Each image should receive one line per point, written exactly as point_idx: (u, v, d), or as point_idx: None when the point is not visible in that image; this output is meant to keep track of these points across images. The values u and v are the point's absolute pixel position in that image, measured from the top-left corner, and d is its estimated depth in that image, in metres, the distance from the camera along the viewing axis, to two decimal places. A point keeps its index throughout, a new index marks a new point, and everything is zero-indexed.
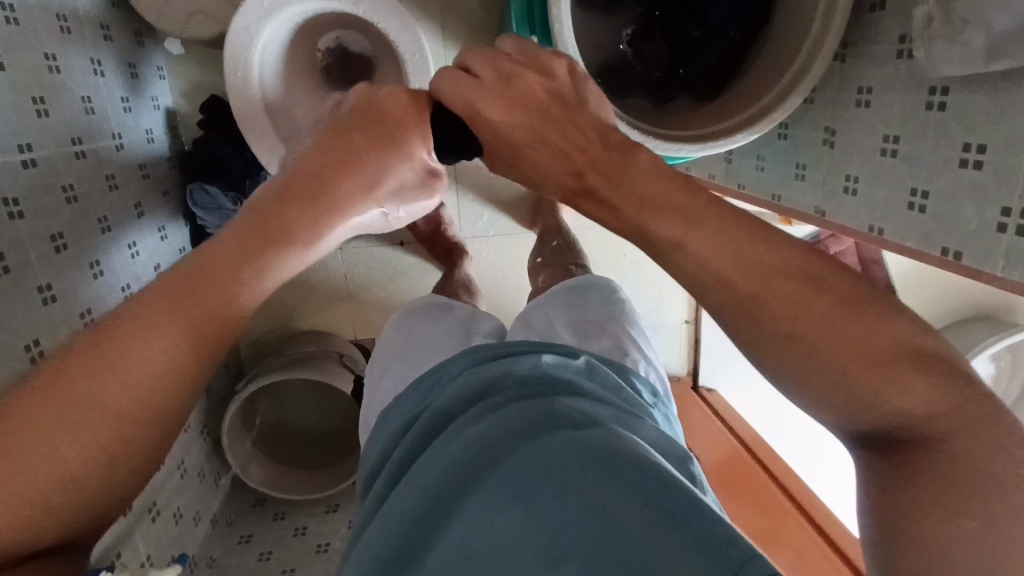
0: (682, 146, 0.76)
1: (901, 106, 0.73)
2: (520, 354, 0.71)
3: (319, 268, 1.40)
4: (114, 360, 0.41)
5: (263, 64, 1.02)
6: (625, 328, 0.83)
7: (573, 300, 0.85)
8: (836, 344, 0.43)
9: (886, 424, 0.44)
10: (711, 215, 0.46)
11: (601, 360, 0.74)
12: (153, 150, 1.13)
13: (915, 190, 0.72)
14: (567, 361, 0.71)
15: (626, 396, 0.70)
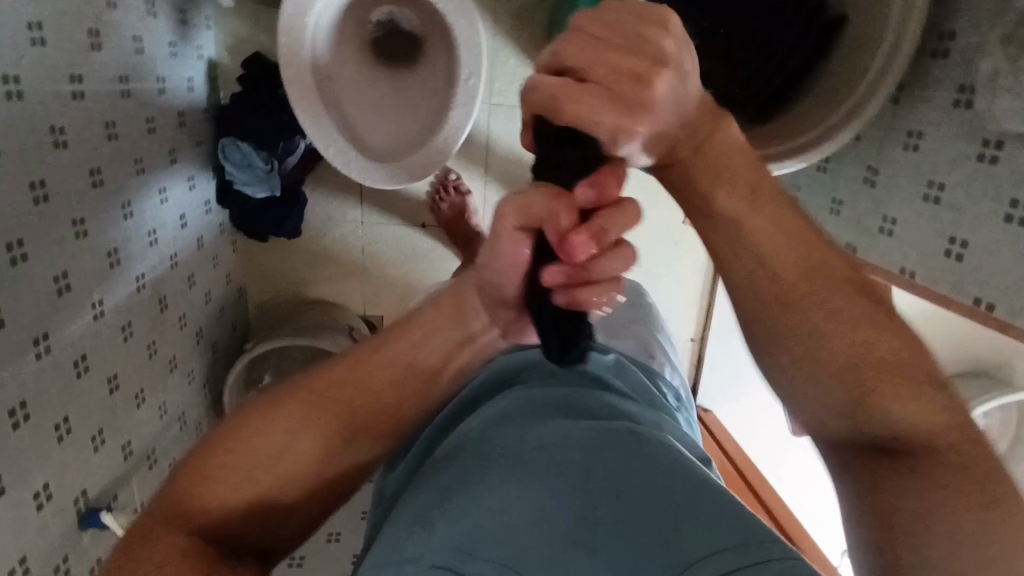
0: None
1: (951, 154, 0.74)
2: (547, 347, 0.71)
3: (338, 239, 1.40)
4: (259, 446, 0.62)
5: (316, 28, 1.02)
6: (651, 332, 0.84)
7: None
8: (862, 339, 0.56)
9: (878, 408, 0.56)
10: (792, 222, 0.57)
11: (630, 361, 0.74)
12: (192, 100, 1.13)
13: (954, 238, 0.74)
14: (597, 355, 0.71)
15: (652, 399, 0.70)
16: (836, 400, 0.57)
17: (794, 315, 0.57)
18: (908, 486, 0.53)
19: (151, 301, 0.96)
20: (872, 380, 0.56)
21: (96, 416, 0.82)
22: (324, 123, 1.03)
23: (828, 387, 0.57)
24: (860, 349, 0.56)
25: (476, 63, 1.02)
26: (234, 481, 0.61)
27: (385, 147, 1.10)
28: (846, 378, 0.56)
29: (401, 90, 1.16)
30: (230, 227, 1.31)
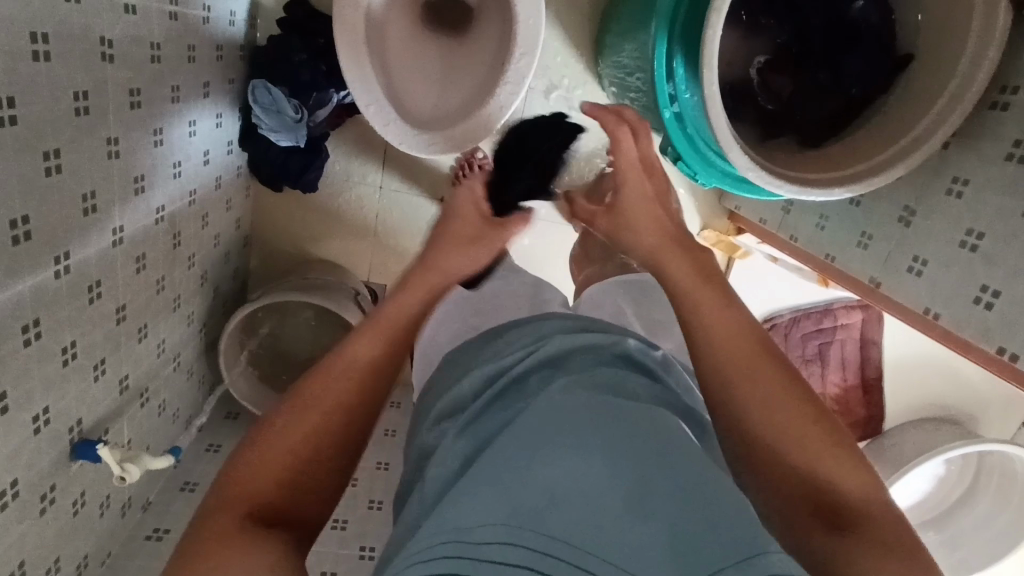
0: (782, 184, 0.77)
1: (996, 205, 0.76)
2: (602, 331, 0.73)
3: (353, 201, 1.37)
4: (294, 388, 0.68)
5: None
6: (689, 340, 0.88)
7: (640, 296, 0.91)
8: (788, 418, 0.62)
9: (827, 478, 0.59)
10: (728, 309, 0.71)
11: (675, 362, 0.77)
12: (231, 35, 1.09)
13: (985, 287, 0.76)
14: (648, 349, 0.74)
15: (694, 398, 0.71)
16: (770, 468, 0.61)
17: (726, 383, 0.65)
18: (842, 549, 0.54)
19: (167, 234, 0.92)
20: (806, 439, 0.61)
21: (101, 344, 0.79)
22: (367, 77, 1.00)
23: (771, 437, 0.61)
24: (796, 407, 0.63)
25: (533, 43, 1.00)
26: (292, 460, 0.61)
27: (426, 114, 1.08)
28: (780, 449, 0.61)
29: (446, 59, 1.13)
30: (247, 172, 1.27)
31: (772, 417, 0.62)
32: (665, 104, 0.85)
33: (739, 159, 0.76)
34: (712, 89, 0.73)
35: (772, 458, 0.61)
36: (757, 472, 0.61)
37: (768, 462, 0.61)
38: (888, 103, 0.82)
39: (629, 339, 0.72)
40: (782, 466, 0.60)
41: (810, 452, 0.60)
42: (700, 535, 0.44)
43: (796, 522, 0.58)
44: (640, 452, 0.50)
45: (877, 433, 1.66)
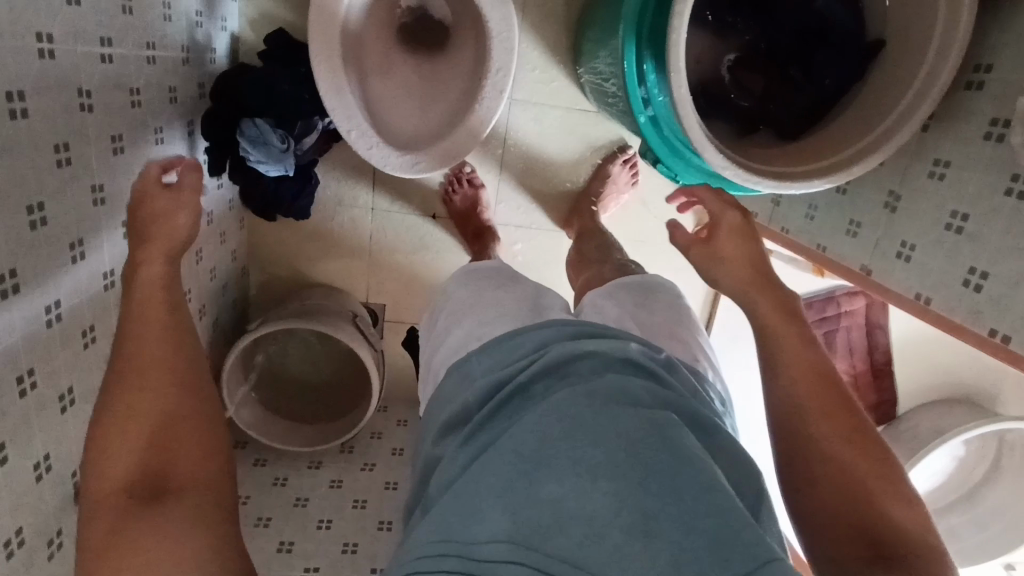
0: (761, 180, 0.77)
1: (979, 186, 0.75)
2: (598, 333, 0.71)
3: (346, 224, 1.38)
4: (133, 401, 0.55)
5: (348, 8, 1.00)
6: (699, 339, 0.84)
7: (643, 292, 0.87)
8: (840, 452, 0.63)
9: (875, 511, 0.59)
10: (792, 328, 0.72)
11: (678, 360, 0.75)
12: (213, 72, 1.11)
13: (974, 269, 0.75)
14: (651, 352, 0.71)
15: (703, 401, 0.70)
16: (832, 497, 0.61)
17: (792, 405, 0.67)
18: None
19: None
20: (871, 483, 0.61)
21: (99, 387, 0.80)
22: (348, 102, 1.01)
23: (835, 468, 0.62)
24: (859, 443, 0.63)
25: (508, 56, 1.01)
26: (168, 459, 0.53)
27: (409, 135, 1.09)
28: (828, 478, 0.62)
29: (425, 78, 1.15)
30: (239, 203, 1.29)
31: (841, 452, 0.63)
32: (640, 108, 0.85)
33: (715, 159, 0.76)
34: (682, 92, 0.74)
35: (820, 486, 0.62)
36: (800, 497, 0.62)
37: (813, 489, 0.62)
38: (865, 90, 0.81)
39: (629, 340, 0.71)
40: (838, 497, 0.60)
41: (862, 487, 0.61)
42: (699, 557, 0.47)
43: (835, 555, 0.58)
44: (644, 474, 0.53)
45: (890, 418, 1.65)
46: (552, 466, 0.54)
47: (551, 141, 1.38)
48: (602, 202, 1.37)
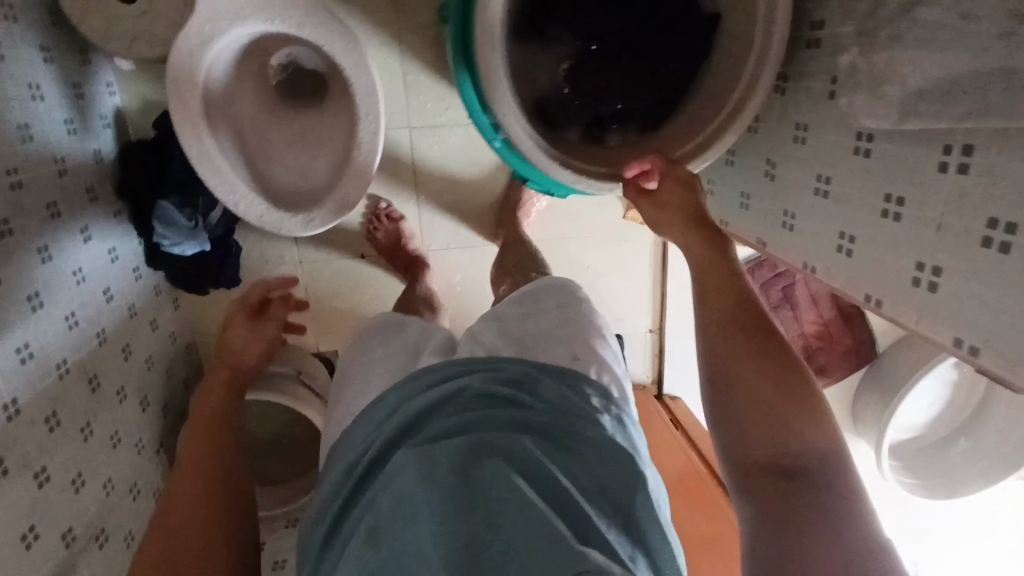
0: (615, 186, 0.79)
1: (834, 148, 0.73)
2: (450, 377, 0.72)
3: (279, 281, 1.40)
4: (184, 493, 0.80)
5: (208, 85, 1.00)
6: (594, 344, 0.79)
7: (527, 308, 0.83)
8: (757, 378, 0.64)
9: (789, 438, 0.62)
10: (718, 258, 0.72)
11: (544, 370, 0.73)
12: (101, 171, 1.11)
13: (843, 234, 0.72)
14: (497, 376, 0.72)
15: (562, 410, 0.69)
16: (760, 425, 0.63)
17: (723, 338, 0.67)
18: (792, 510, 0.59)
19: (79, 383, 0.96)
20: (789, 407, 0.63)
21: (27, 511, 0.81)
22: (229, 176, 1.02)
23: (758, 399, 0.64)
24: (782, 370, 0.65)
25: (373, 98, 1.00)
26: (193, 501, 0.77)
27: (300, 193, 1.10)
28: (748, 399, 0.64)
29: (312, 133, 1.15)
30: (168, 286, 1.30)
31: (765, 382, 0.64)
32: (491, 133, 0.83)
33: (563, 176, 0.77)
34: (510, 119, 0.76)
35: (747, 421, 0.64)
36: (732, 425, 0.64)
37: (740, 426, 0.64)
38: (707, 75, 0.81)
39: (474, 379, 0.71)
40: (762, 428, 0.63)
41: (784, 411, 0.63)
42: None
43: (755, 487, 0.62)
44: (499, 531, 0.56)
45: (872, 358, 1.61)
46: (412, 549, 0.56)
47: (460, 159, 1.37)
48: (523, 209, 1.37)
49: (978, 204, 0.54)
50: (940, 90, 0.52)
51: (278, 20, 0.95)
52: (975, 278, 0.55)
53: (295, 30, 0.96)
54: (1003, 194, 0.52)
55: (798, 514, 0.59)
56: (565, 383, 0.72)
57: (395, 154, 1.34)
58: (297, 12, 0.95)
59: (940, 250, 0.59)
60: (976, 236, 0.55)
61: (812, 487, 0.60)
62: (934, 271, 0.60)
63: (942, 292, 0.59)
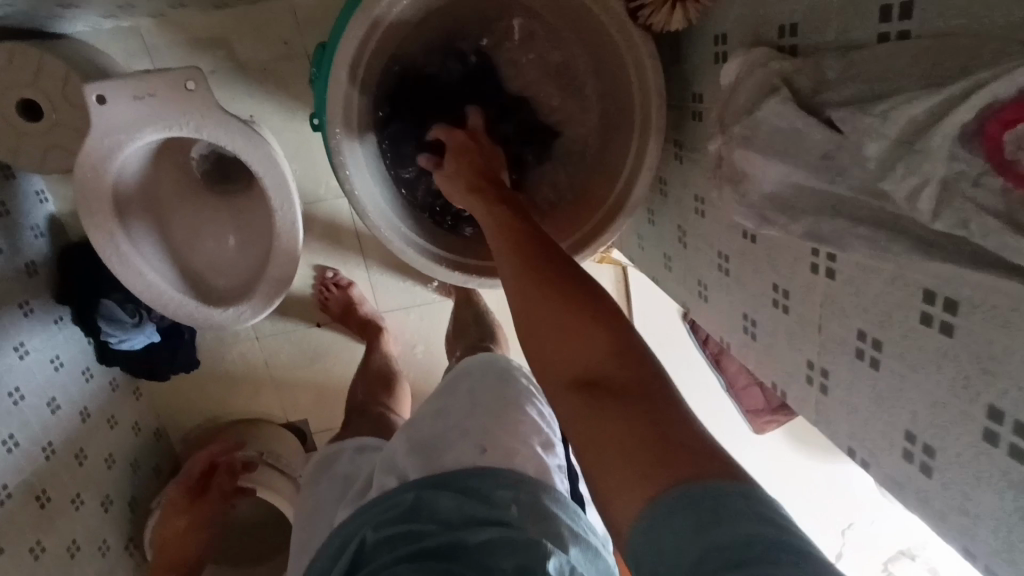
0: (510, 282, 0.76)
1: (726, 226, 0.68)
2: (347, 529, 0.59)
3: (238, 358, 1.40)
4: None
5: (119, 195, 0.98)
6: (512, 432, 0.62)
7: (441, 406, 0.68)
8: (542, 301, 0.49)
9: (592, 364, 0.45)
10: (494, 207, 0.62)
11: (441, 486, 0.58)
12: (37, 283, 1.12)
13: (747, 315, 0.68)
14: (391, 506, 0.58)
15: (471, 532, 0.54)
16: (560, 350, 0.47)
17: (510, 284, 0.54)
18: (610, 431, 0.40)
19: (23, 504, 0.97)
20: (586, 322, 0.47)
21: None
22: (151, 285, 1.01)
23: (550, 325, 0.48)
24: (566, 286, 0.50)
25: (283, 188, 0.99)
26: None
27: (232, 286, 1.09)
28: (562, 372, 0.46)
29: (240, 219, 1.14)
30: (127, 377, 1.31)
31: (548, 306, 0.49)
32: None
33: (452, 277, 0.75)
34: (387, 235, 0.72)
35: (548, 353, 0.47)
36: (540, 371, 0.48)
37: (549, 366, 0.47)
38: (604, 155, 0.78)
39: (368, 527, 0.57)
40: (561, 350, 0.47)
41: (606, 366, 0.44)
42: None
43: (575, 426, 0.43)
44: None
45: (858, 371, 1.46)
46: None
47: None
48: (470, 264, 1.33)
49: (849, 314, 0.50)
50: (787, 202, 0.48)
51: (177, 126, 0.94)
52: (856, 389, 0.51)
53: (195, 134, 0.95)
54: (866, 309, 0.48)
55: (623, 436, 0.40)
56: (465, 493, 0.56)
57: (334, 221, 1.32)
58: (194, 116, 0.94)
59: (825, 355, 0.55)
60: (850, 346, 0.51)
61: (649, 411, 0.41)
62: (823, 374, 0.56)
63: (832, 396, 0.55)
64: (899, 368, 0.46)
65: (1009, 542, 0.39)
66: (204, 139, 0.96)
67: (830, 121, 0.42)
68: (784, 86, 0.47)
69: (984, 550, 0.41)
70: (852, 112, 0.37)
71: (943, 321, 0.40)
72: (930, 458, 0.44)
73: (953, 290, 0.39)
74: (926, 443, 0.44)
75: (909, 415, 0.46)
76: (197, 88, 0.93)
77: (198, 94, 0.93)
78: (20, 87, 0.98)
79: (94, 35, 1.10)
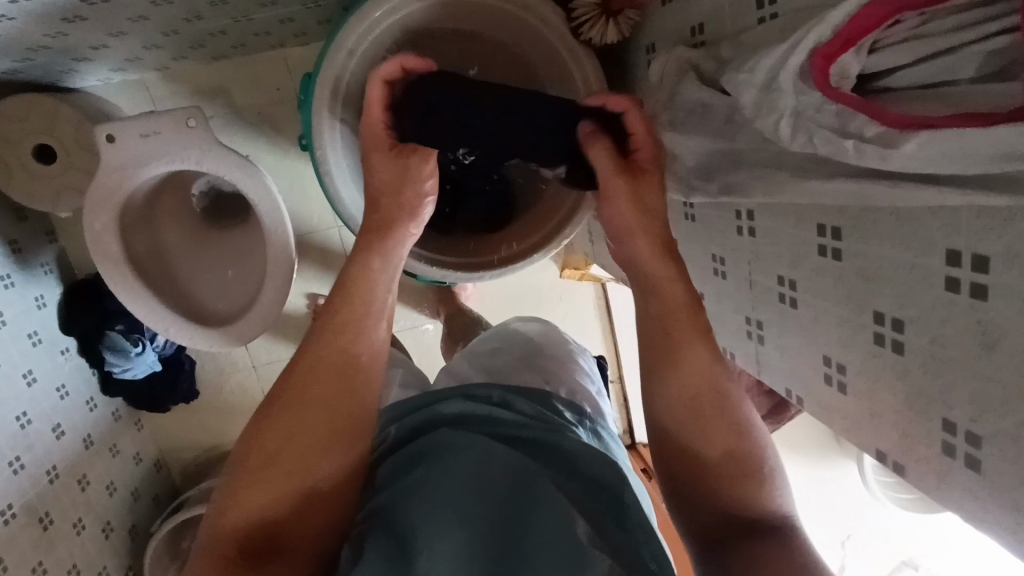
0: (485, 274, 0.86)
1: (673, 212, 0.76)
2: (421, 407, 0.66)
3: (237, 388, 1.45)
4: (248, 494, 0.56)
5: (124, 226, 1.07)
6: (567, 372, 0.75)
7: (497, 345, 0.80)
8: (694, 413, 0.58)
9: (735, 478, 0.55)
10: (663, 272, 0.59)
11: (516, 393, 0.67)
12: (45, 314, 1.19)
13: (697, 290, 0.75)
14: (476, 397, 0.65)
15: (545, 421, 0.62)
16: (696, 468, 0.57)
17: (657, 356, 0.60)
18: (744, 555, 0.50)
19: (27, 525, 1.01)
20: (718, 438, 0.56)
21: None
22: (153, 308, 1.07)
23: (704, 443, 0.57)
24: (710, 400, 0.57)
25: (276, 213, 1.07)
26: (261, 494, 0.51)
27: (231, 310, 1.16)
28: (689, 466, 0.58)
29: (236, 250, 1.22)
30: (129, 409, 1.35)
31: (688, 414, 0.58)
32: None
33: (430, 272, 0.83)
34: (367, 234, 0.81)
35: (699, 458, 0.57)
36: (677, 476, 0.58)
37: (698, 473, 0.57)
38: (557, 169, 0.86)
39: (458, 397, 0.65)
40: (706, 468, 0.56)
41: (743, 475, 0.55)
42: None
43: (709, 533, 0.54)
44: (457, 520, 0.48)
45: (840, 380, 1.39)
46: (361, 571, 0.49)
47: None
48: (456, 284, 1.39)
49: (770, 265, 0.57)
50: (707, 168, 0.56)
51: (178, 160, 1.03)
52: (784, 329, 0.57)
53: (195, 166, 1.04)
54: (780, 254, 0.55)
55: (753, 553, 0.49)
56: (540, 404, 0.65)
57: (327, 251, 1.39)
58: (195, 150, 1.03)
59: (758, 307, 0.61)
60: (775, 293, 0.57)
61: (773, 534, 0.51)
62: (759, 325, 0.62)
63: (768, 345, 0.62)
64: (811, 302, 0.52)
65: (908, 432, 0.44)
66: (203, 171, 1.05)
67: (726, 91, 0.51)
68: (695, 73, 0.56)
69: (892, 446, 0.46)
70: (733, 74, 0.45)
71: (834, 249, 0.47)
72: (843, 375, 0.50)
73: (837, 218, 0.46)
74: (839, 362, 0.50)
75: (824, 342, 0.52)
76: (197, 125, 1.03)
77: (198, 131, 1.03)
78: (37, 133, 1.09)
79: (104, 88, 1.21)
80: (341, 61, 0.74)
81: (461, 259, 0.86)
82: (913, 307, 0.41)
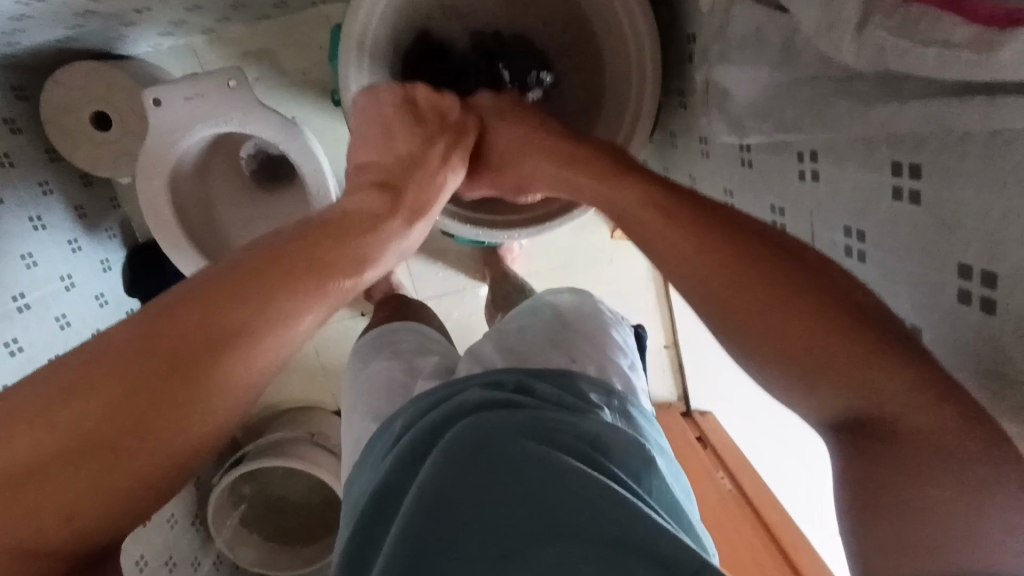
0: (517, 232, 0.83)
1: (726, 161, 0.69)
2: (430, 400, 0.62)
3: (291, 349, 1.49)
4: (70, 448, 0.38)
5: (176, 190, 1.09)
6: (594, 347, 0.71)
7: (523, 323, 0.75)
8: (739, 279, 0.43)
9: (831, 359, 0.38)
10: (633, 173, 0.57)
11: (534, 375, 0.63)
12: (110, 277, 1.25)
13: None
14: (497, 386, 0.61)
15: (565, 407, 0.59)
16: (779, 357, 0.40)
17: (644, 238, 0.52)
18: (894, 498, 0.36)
19: None
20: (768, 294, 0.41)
21: None
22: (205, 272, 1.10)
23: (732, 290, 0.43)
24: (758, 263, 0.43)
25: (318, 174, 1.06)
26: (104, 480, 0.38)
27: None
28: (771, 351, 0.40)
29: (286, 213, 1.23)
30: None
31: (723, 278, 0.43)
32: None
33: (466, 231, 0.82)
34: None
35: (761, 317, 0.41)
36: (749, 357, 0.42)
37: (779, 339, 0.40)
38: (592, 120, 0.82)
39: (476, 383, 0.61)
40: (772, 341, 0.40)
41: (801, 341, 0.39)
42: None
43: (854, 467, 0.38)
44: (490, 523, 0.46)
45: None
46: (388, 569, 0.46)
47: None
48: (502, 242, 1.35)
49: (837, 214, 0.50)
50: (762, 104, 0.50)
51: (223, 122, 1.03)
52: None
53: (239, 128, 1.04)
54: (847, 200, 0.48)
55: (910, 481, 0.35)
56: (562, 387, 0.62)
57: None
58: (238, 112, 1.03)
59: None
60: (841, 246, 0.50)
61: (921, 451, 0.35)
62: None
63: None
64: (883, 254, 0.45)
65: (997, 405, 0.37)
66: (247, 133, 1.05)
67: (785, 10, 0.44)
68: None
69: None
70: None
71: (912, 190, 0.40)
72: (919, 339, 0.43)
73: (917, 154, 0.39)
74: (914, 324, 0.43)
75: (897, 302, 0.45)
76: (239, 86, 1.03)
77: (240, 91, 1.03)
78: (94, 101, 1.12)
79: (156, 55, 1.23)
80: (366, 7, 0.70)
81: (498, 226, 0.84)
82: (1005, 258, 0.34)
